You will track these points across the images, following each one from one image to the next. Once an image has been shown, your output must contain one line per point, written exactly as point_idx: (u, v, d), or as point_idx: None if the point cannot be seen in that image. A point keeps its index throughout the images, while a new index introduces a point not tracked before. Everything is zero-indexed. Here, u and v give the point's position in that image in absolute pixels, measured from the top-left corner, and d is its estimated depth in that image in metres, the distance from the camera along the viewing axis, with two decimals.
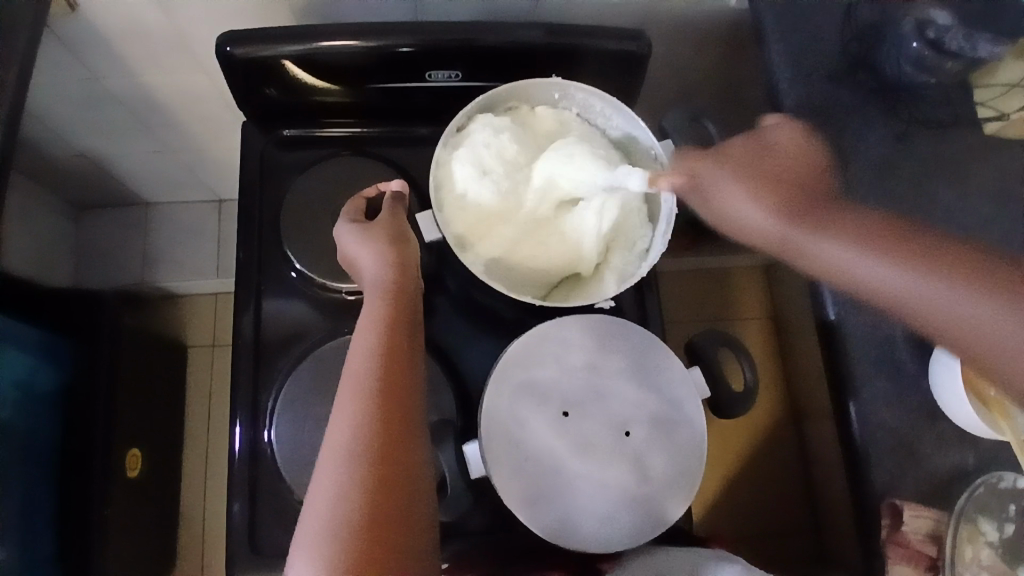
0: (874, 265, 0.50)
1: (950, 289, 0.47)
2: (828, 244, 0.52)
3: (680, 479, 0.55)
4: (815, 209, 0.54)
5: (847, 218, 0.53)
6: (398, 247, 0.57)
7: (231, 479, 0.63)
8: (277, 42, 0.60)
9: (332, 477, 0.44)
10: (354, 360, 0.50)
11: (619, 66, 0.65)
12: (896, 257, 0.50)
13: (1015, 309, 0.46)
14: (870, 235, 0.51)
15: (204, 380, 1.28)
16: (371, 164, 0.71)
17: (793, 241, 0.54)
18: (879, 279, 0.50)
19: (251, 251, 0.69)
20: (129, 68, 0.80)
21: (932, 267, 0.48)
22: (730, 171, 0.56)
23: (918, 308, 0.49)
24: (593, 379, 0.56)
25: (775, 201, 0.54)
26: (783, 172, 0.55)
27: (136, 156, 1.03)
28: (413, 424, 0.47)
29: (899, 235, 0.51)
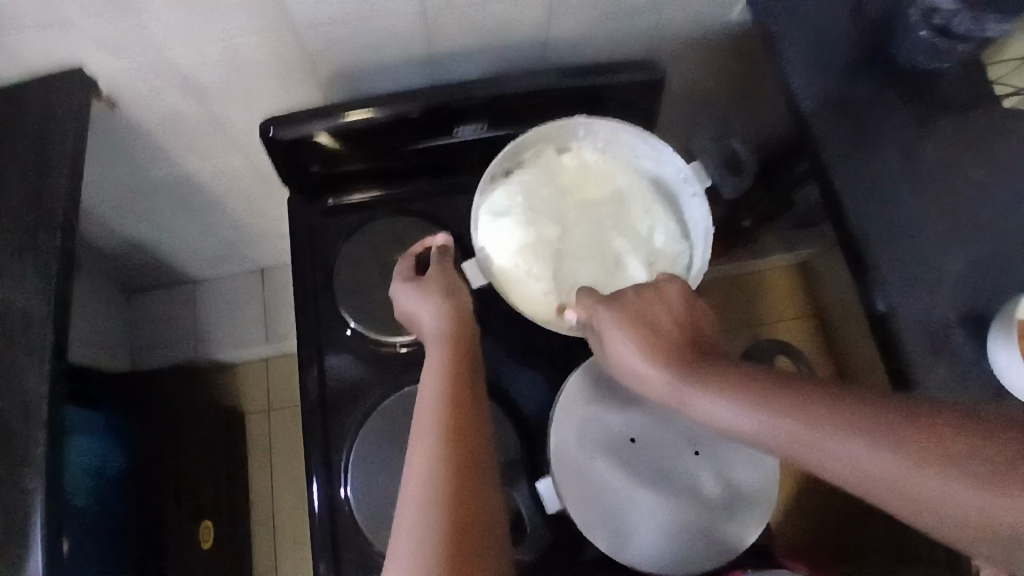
0: (725, 411, 0.44)
1: (848, 443, 0.40)
2: (705, 401, 0.45)
3: (754, 490, 0.55)
4: (694, 361, 0.47)
5: (795, 388, 0.43)
6: (454, 299, 0.59)
7: (313, 539, 0.64)
8: (307, 121, 0.64)
9: (414, 524, 0.43)
10: (420, 412, 0.51)
11: (636, 94, 0.67)
12: (750, 394, 0.43)
13: (928, 478, 0.37)
14: (762, 404, 0.43)
15: (264, 444, 1.30)
16: (410, 220, 0.74)
17: (678, 396, 0.47)
18: (773, 434, 0.42)
19: (306, 316, 0.71)
20: (169, 155, 0.84)
21: (815, 426, 0.41)
22: (619, 321, 0.51)
23: (810, 456, 0.41)
24: (655, 403, 0.57)
25: (648, 354, 0.48)
26: (660, 324, 0.50)
27: (177, 236, 1.07)
28: (488, 469, 0.48)
29: (817, 427, 0.41)
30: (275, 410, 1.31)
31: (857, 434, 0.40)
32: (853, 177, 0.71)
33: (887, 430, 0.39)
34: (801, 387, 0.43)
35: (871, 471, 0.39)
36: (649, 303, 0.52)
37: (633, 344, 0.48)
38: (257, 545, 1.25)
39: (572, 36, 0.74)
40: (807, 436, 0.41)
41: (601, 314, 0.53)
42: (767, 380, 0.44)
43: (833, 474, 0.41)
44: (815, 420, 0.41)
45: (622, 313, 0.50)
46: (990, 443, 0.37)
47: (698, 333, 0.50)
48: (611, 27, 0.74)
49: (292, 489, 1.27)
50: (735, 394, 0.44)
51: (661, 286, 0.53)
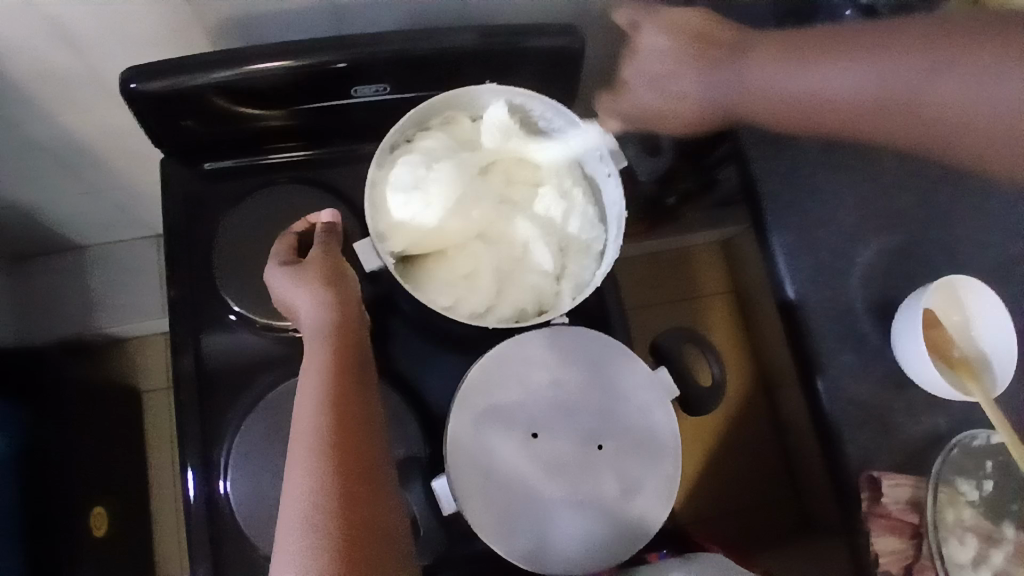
0: (829, 71, 0.57)
1: (835, 69, 0.56)
2: (787, 76, 0.60)
3: (658, 483, 0.53)
4: (740, 45, 0.64)
5: (782, 47, 0.62)
6: (337, 285, 0.54)
7: (191, 542, 0.59)
8: (209, 67, 0.56)
9: (293, 555, 0.39)
10: (298, 418, 0.45)
11: (551, 66, 0.62)
12: (799, 63, 0.59)
13: (978, 82, 0.50)
14: (833, 45, 0.57)
15: (165, 422, 1.22)
16: (302, 192, 0.68)
17: (727, 71, 0.64)
18: (858, 87, 0.55)
19: (185, 297, 0.64)
20: (34, 110, 0.74)
21: (805, 58, 0.59)
22: (659, 29, 0.68)
23: (817, 84, 0.58)
24: (558, 396, 0.54)
25: (689, 59, 0.66)
26: (699, 34, 0.65)
27: (58, 200, 0.96)
28: (380, 481, 0.44)
29: (833, 47, 0.57)
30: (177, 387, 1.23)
31: (889, 58, 0.54)
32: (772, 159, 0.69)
33: (834, 61, 0.56)
34: (846, 52, 0.56)
35: (855, 94, 0.56)
36: (711, 22, 0.66)
37: (687, 57, 0.66)
38: (158, 531, 1.18)
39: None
40: (835, 62, 0.56)
41: (645, 67, 0.71)
42: (819, 44, 0.59)
43: (931, 112, 0.53)
44: (788, 62, 0.60)
45: (656, 16, 0.68)
46: (1000, 49, 0.50)
47: (715, 34, 0.65)
48: None
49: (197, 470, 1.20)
50: (830, 57, 0.57)
51: (640, 42, 0.71)
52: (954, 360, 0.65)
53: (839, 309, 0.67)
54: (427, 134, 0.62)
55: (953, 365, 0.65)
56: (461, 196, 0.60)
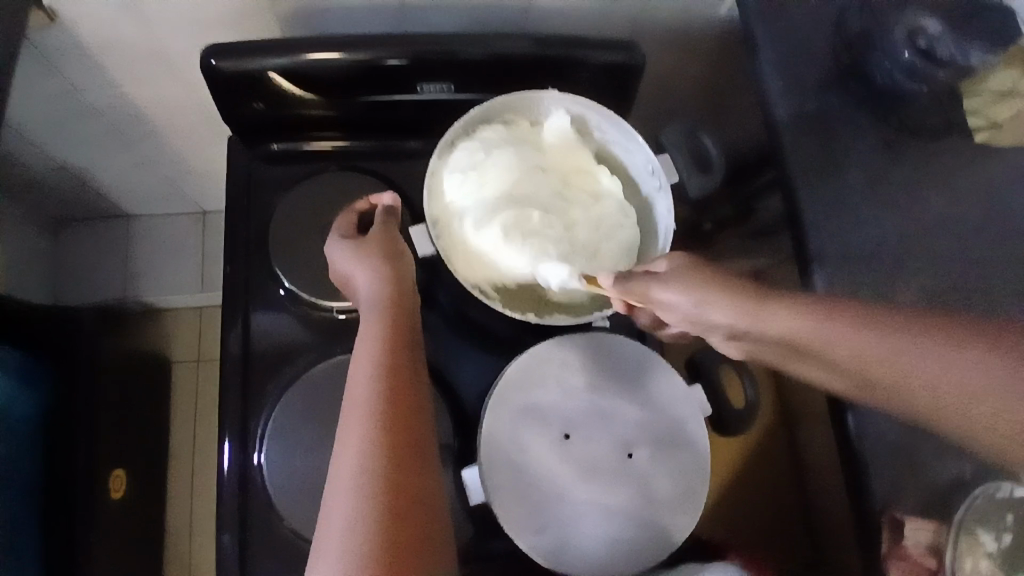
0: (848, 347, 0.43)
1: (928, 357, 0.41)
2: (781, 320, 0.46)
3: (686, 498, 0.54)
4: (765, 295, 0.47)
5: (819, 303, 0.45)
6: (395, 264, 0.56)
7: (220, 508, 0.61)
8: (266, 54, 0.58)
9: (344, 511, 0.42)
10: (353, 386, 0.48)
11: (612, 77, 0.64)
12: (870, 327, 0.43)
13: (945, 351, 0.40)
14: (917, 326, 0.42)
15: (190, 393, 1.24)
16: (358, 179, 0.69)
17: (763, 320, 0.47)
18: (865, 356, 0.43)
19: (238, 270, 0.67)
20: (108, 80, 0.77)
21: (879, 362, 0.42)
22: (682, 274, 0.51)
23: (917, 401, 0.42)
24: (593, 400, 0.54)
25: (712, 291, 0.49)
26: (725, 271, 0.50)
27: (114, 168, 1.00)
28: (426, 453, 0.46)
29: (868, 325, 0.43)
30: (204, 361, 1.26)
31: (918, 346, 0.41)
32: (818, 192, 0.70)
33: (905, 358, 0.41)
34: (961, 351, 0.40)
35: (834, 377, 0.46)
36: (695, 260, 0.52)
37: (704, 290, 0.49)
38: (173, 499, 1.20)
39: (554, 10, 0.71)
40: (854, 337, 0.43)
41: (657, 288, 0.52)
42: (864, 315, 0.44)
43: (909, 400, 0.42)
44: (842, 315, 0.44)
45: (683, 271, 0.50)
46: (967, 348, 0.40)
47: (771, 281, 0.49)
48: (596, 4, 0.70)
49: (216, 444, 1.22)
50: (846, 330, 0.44)
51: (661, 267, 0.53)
52: None
53: None
54: (489, 128, 0.63)
55: None
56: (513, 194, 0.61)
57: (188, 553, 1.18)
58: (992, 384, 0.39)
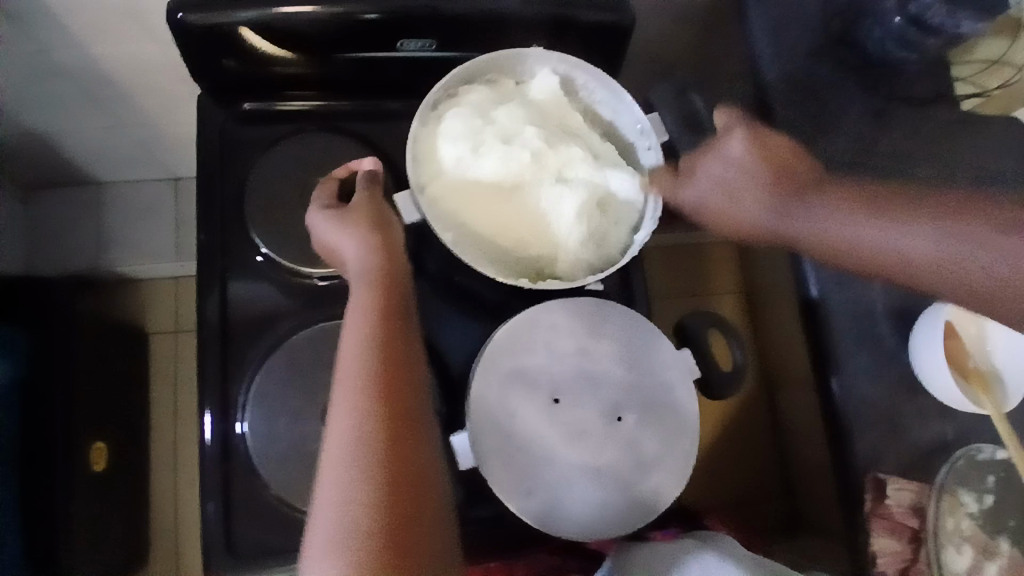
0: (921, 238, 0.47)
1: (999, 233, 0.45)
2: (818, 203, 0.51)
3: (675, 460, 0.54)
4: (806, 177, 0.53)
5: (848, 189, 0.51)
6: (383, 234, 0.55)
7: (202, 478, 0.59)
8: (235, 9, 0.55)
9: (338, 479, 0.42)
10: (341, 359, 0.48)
11: (600, 36, 0.62)
12: (876, 218, 0.49)
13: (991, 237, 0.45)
14: (942, 205, 0.47)
15: (168, 365, 1.22)
16: (338, 141, 0.67)
17: (783, 211, 0.52)
18: (923, 248, 0.46)
19: (213, 235, 0.64)
20: (71, 36, 0.73)
21: (964, 219, 0.46)
22: (727, 164, 0.54)
23: (956, 286, 0.46)
24: (582, 365, 0.54)
25: (767, 185, 0.53)
26: (784, 159, 0.54)
27: (83, 131, 0.96)
28: (419, 421, 0.46)
29: (971, 208, 0.46)
30: (183, 332, 1.23)
31: (969, 230, 0.46)
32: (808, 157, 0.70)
33: (940, 223, 0.46)
34: (988, 210, 0.46)
35: (922, 254, 0.46)
36: (797, 152, 0.54)
37: (770, 193, 0.52)
38: (155, 471, 1.18)
39: None
40: (887, 224, 0.48)
41: (715, 168, 0.55)
42: (959, 207, 0.47)
43: (956, 285, 0.46)
44: (889, 212, 0.49)
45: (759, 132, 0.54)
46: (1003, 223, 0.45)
47: (806, 163, 0.54)
48: None
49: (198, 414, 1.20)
50: (936, 219, 0.46)
51: (720, 135, 0.55)
52: (969, 372, 0.65)
53: (857, 311, 0.67)
54: (473, 89, 0.62)
55: (969, 378, 0.64)
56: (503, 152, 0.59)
57: (172, 524, 1.17)
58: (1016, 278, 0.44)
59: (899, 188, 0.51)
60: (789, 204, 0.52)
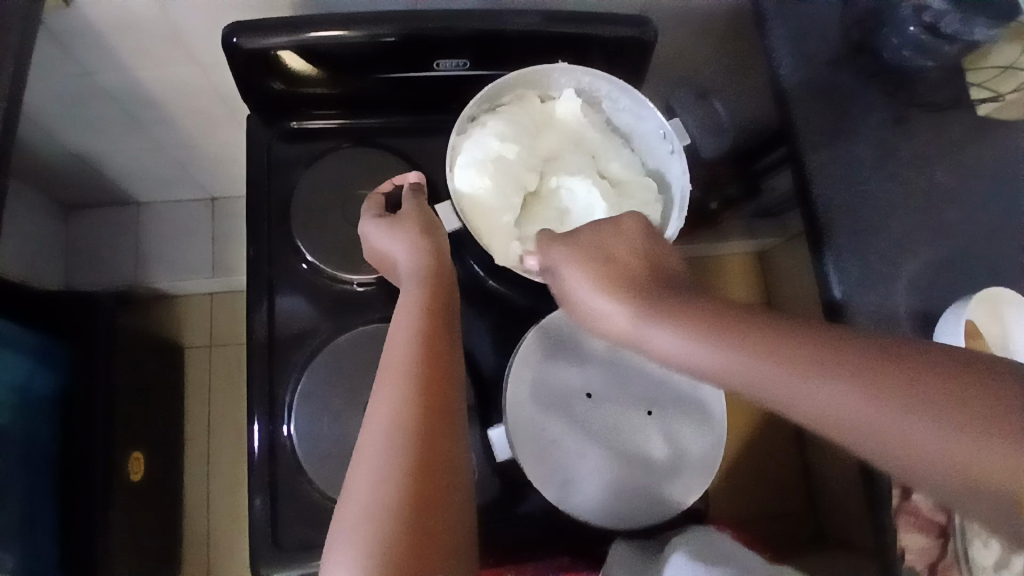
0: (729, 352, 0.40)
1: (911, 418, 0.35)
2: (658, 334, 0.42)
3: (704, 455, 0.55)
4: (654, 298, 0.44)
5: (799, 326, 0.39)
6: (428, 238, 0.58)
7: (251, 474, 0.62)
8: (275, 33, 0.59)
9: (375, 457, 0.44)
10: (388, 351, 0.51)
11: (621, 50, 0.66)
12: (764, 355, 0.38)
13: (927, 406, 0.34)
14: (857, 365, 0.37)
15: (202, 378, 1.26)
16: (377, 157, 0.71)
17: (625, 329, 0.45)
18: (841, 409, 0.36)
19: (262, 246, 0.68)
20: (123, 62, 0.78)
21: (900, 403, 0.35)
22: (577, 254, 0.48)
23: (883, 451, 0.35)
24: (614, 361, 0.56)
25: (597, 285, 0.46)
26: (617, 255, 0.47)
27: (125, 154, 1.01)
28: (453, 412, 0.48)
29: (891, 379, 0.36)
30: (218, 346, 1.28)
31: (869, 380, 0.36)
32: (827, 165, 0.72)
33: (857, 378, 0.36)
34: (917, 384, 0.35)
35: (827, 412, 0.36)
36: (656, 245, 0.48)
37: (595, 283, 0.45)
38: (189, 482, 1.22)
39: None
40: (698, 340, 0.41)
41: (558, 257, 0.49)
42: (883, 361, 0.36)
43: (880, 455, 0.36)
44: (807, 352, 0.38)
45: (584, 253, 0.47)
46: (964, 417, 0.34)
47: (662, 262, 0.47)
48: None
49: (232, 427, 1.24)
50: (735, 341, 0.39)
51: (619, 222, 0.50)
52: None
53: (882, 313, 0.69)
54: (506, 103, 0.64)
55: None
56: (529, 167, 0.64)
57: (205, 535, 1.20)
58: (970, 473, 0.33)
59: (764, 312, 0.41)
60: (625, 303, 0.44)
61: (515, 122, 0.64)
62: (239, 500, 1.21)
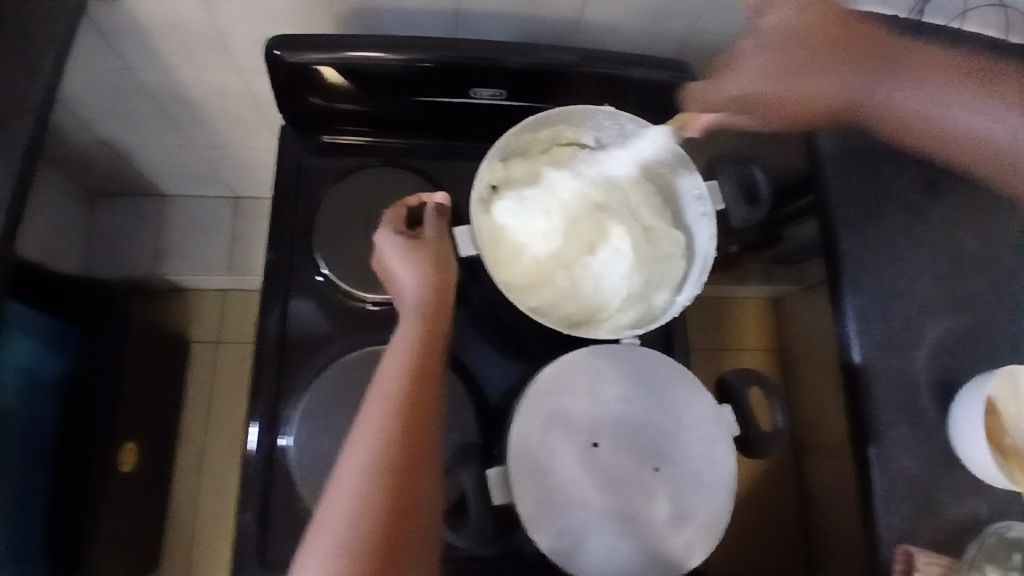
0: (961, 110, 0.55)
1: (975, 118, 0.55)
2: (889, 87, 0.57)
3: (707, 517, 0.54)
4: (854, 49, 0.58)
5: (832, 64, 0.58)
6: (440, 271, 0.57)
7: (245, 486, 0.61)
8: (314, 49, 0.59)
9: (350, 490, 0.43)
10: (379, 379, 0.50)
11: (654, 93, 0.66)
12: (866, 69, 0.57)
13: (960, 86, 0.55)
14: (946, 66, 0.56)
15: (206, 375, 1.26)
16: (403, 177, 0.71)
17: (844, 88, 0.59)
18: (909, 105, 0.57)
19: (281, 255, 0.68)
20: (161, 59, 0.79)
21: (884, 72, 0.57)
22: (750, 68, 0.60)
23: (957, 152, 0.57)
24: (624, 413, 0.55)
25: (791, 78, 0.59)
26: (787, 47, 0.58)
27: (154, 148, 1.02)
28: (431, 452, 0.47)
29: (881, 56, 0.58)
30: (225, 343, 1.28)
31: (930, 82, 0.56)
32: (857, 228, 0.70)
33: (953, 74, 0.56)
34: (929, 60, 0.57)
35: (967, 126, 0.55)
36: (796, 37, 0.58)
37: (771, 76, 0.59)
38: (182, 478, 1.21)
39: (603, 26, 0.72)
40: (886, 84, 0.57)
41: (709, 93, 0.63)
42: (845, 47, 0.57)
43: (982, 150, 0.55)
44: (945, 78, 0.56)
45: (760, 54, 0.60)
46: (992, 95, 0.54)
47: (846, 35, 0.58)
48: (644, 22, 0.72)
49: (231, 426, 1.24)
50: (849, 65, 0.58)
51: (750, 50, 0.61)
52: (1005, 449, 0.64)
53: (900, 379, 0.67)
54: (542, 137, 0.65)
55: (1006, 455, 0.63)
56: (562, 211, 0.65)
57: (191, 533, 1.19)
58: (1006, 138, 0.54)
59: (887, 36, 0.59)
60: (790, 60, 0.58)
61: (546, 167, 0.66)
62: (230, 499, 1.21)
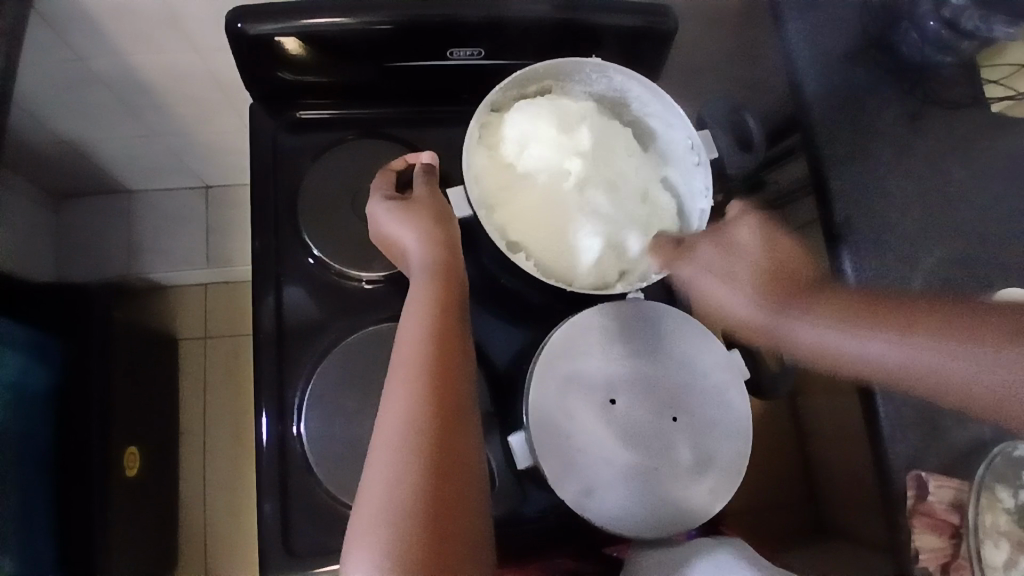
0: (873, 344, 0.52)
1: (941, 358, 0.49)
2: (804, 326, 0.56)
3: (730, 461, 0.54)
4: (809, 292, 0.57)
5: (847, 299, 0.56)
6: (443, 230, 0.56)
7: (261, 478, 0.61)
8: (275, 19, 0.57)
9: (390, 459, 0.43)
10: (400, 347, 0.49)
11: (638, 41, 0.64)
12: (854, 329, 0.54)
13: (934, 333, 0.50)
14: (930, 324, 0.50)
15: (197, 372, 1.24)
16: (385, 148, 0.68)
17: (778, 325, 0.58)
18: (888, 358, 0.52)
19: (268, 241, 0.66)
20: (115, 45, 0.74)
21: (917, 337, 0.50)
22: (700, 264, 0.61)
23: (942, 388, 0.49)
24: (638, 367, 0.55)
25: (788, 296, 0.58)
26: (782, 257, 0.60)
27: (119, 142, 0.97)
28: (463, 413, 0.47)
29: (921, 322, 0.51)
30: (212, 339, 1.27)
31: (922, 335, 0.50)
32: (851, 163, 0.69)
33: (854, 304, 0.55)
34: (981, 342, 0.48)
35: (889, 367, 0.52)
36: (795, 253, 0.60)
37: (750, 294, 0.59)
38: (188, 477, 1.19)
39: None
40: (855, 335, 0.53)
41: (684, 271, 0.61)
42: (865, 305, 0.54)
43: (939, 392, 0.50)
44: (844, 323, 0.54)
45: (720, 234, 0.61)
46: (976, 341, 0.49)
47: (811, 269, 0.60)
48: None
49: (228, 420, 1.23)
50: (885, 326, 0.52)
51: (729, 229, 0.61)
52: None
53: None
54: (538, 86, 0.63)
55: None
56: (564, 152, 0.61)
57: (204, 529, 1.18)
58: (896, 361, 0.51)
59: (893, 300, 0.54)
60: (771, 318, 0.58)
61: (552, 107, 0.62)
62: (239, 492, 1.20)
